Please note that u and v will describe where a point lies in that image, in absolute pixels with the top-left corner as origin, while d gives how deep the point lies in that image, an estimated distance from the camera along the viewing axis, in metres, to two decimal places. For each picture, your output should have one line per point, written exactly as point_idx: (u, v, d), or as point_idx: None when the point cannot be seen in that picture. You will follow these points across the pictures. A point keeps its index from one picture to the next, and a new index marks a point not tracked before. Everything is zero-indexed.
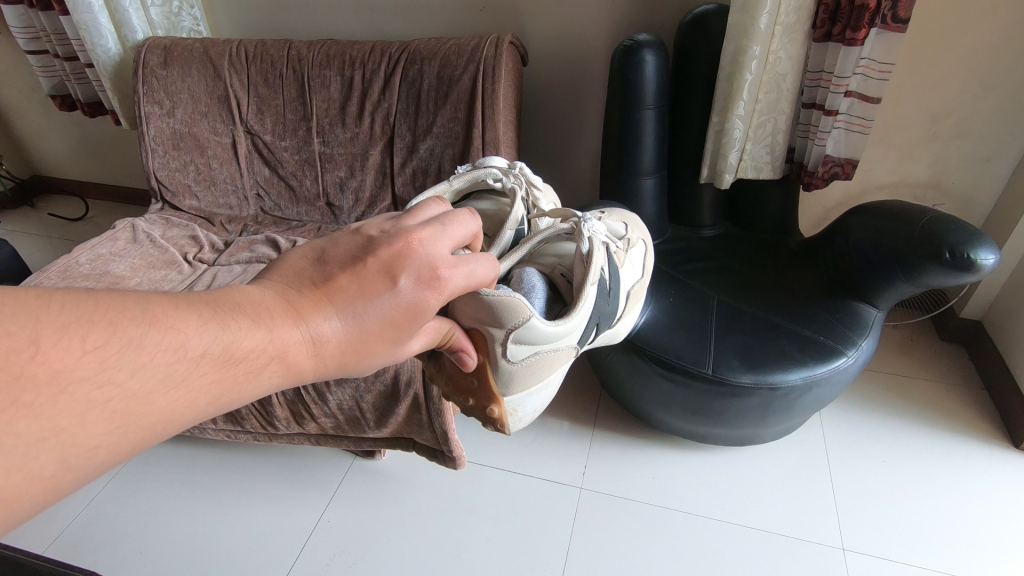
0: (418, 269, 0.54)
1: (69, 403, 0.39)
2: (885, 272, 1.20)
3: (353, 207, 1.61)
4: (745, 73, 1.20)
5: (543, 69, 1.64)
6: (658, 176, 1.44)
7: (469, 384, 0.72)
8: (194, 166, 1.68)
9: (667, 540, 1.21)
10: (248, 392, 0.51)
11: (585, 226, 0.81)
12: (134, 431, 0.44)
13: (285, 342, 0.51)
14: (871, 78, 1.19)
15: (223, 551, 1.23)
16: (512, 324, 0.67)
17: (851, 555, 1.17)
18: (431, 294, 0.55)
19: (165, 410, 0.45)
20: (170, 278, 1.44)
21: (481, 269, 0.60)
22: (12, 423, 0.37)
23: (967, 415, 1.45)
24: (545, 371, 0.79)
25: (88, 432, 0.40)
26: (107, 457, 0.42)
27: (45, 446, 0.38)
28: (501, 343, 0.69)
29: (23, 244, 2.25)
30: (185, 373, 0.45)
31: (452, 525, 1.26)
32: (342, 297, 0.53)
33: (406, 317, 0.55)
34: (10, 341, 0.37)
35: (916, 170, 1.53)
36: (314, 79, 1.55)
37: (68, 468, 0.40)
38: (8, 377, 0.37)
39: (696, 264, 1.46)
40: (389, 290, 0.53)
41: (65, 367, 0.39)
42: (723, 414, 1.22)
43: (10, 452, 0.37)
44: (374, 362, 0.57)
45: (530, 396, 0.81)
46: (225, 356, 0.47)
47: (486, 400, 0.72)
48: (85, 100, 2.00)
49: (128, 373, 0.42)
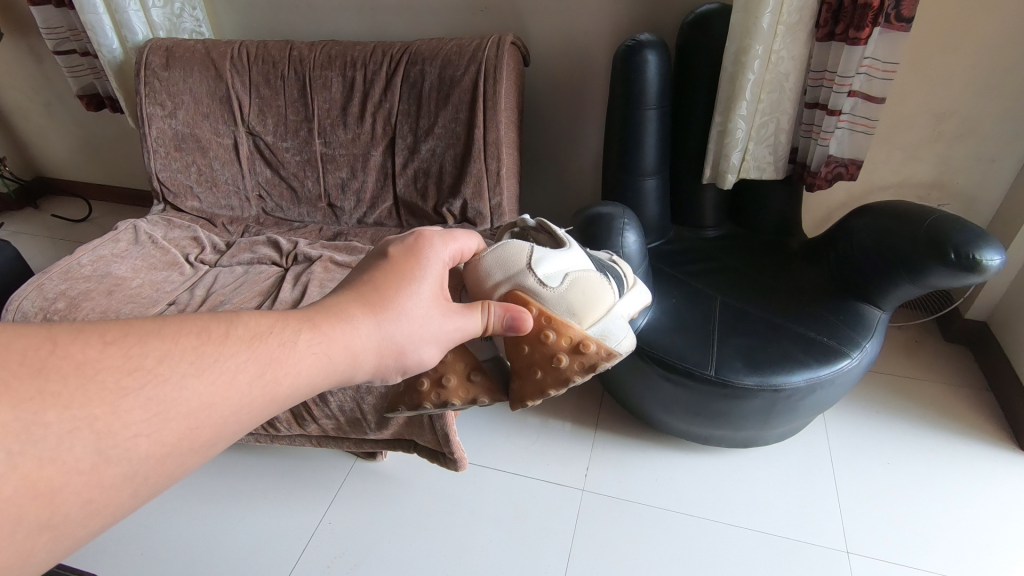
0: (401, 238, 0.61)
1: (102, 392, 0.36)
2: (890, 273, 1.19)
3: (355, 207, 1.61)
4: (745, 74, 1.20)
5: (547, 69, 1.64)
6: (660, 176, 1.43)
7: (546, 344, 0.69)
8: (197, 167, 1.68)
9: (669, 542, 1.20)
10: (295, 370, 0.47)
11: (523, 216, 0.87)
12: (175, 420, 0.39)
13: (310, 315, 0.50)
14: (875, 78, 1.18)
15: (226, 554, 1.23)
16: (522, 255, 0.73)
17: (855, 557, 1.16)
18: (423, 250, 0.60)
19: (204, 396, 0.40)
20: (172, 279, 1.44)
21: (464, 241, 0.67)
22: (40, 413, 0.33)
23: (972, 416, 1.44)
24: (608, 291, 0.77)
25: (124, 420, 0.36)
26: (151, 450, 0.38)
27: (78, 436, 0.34)
28: (531, 275, 0.73)
29: (27, 245, 2.26)
30: (215, 354, 0.42)
31: (456, 527, 1.25)
32: (356, 280, 0.56)
33: (420, 275, 0.58)
34: (27, 341, 0.35)
35: (920, 170, 1.52)
36: (316, 80, 1.54)
37: (107, 462, 0.36)
38: (29, 370, 0.34)
39: (698, 265, 1.46)
40: (386, 261, 0.58)
41: (91, 359, 0.36)
42: (728, 415, 1.21)
43: (40, 445, 0.33)
44: (417, 330, 0.56)
45: (611, 320, 0.78)
46: (253, 337, 0.45)
47: (569, 339, 0.69)
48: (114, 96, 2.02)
49: (157, 359, 0.39)
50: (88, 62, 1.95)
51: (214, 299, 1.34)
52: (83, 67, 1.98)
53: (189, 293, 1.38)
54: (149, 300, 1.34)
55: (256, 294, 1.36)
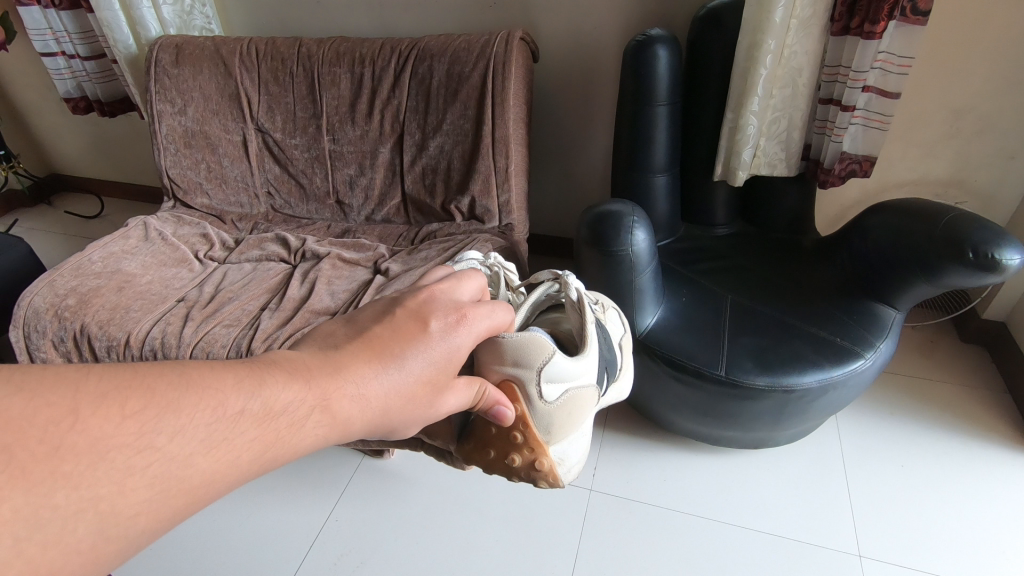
0: (443, 309, 0.56)
1: (112, 472, 0.35)
2: (905, 273, 1.17)
3: (363, 204, 1.61)
4: (758, 68, 1.18)
5: (557, 66, 1.62)
6: (670, 173, 1.41)
7: (511, 441, 0.66)
8: (206, 164, 1.68)
9: (677, 543, 1.19)
10: (294, 448, 0.45)
11: (569, 280, 0.78)
12: (176, 497, 0.38)
13: (326, 389, 0.47)
14: (889, 72, 1.16)
15: (234, 551, 1.23)
16: (538, 360, 0.66)
17: (868, 561, 1.14)
18: (460, 332, 0.55)
19: (209, 472, 0.39)
20: (180, 276, 1.44)
21: (499, 316, 0.61)
22: (49, 496, 0.32)
23: (990, 419, 1.41)
24: (586, 413, 0.75)
25: (129, 500, 0.35)
26: (148, 527, 0.37)
27: (82, 518, 0.33)
28: (535, 381, 0.67)
29: (40, 240, 2.28)
30: (225, 431, 0.40)
31: (463, 528, 1.25)
32: (381, 344, 0.52)
33: (444, 359, 0.54)
34: (49, 413, 0.33)
35: (937, 167, 1.49)
36: (324, 77, 1.54)
37: (107, 539, 0.35)
38: (45, 449, 0.33)
39: (709, 264, 1.44)
40: (420, 333, 0.53)
41: (106, 435, 0.35)
42: (739, 416, 1.19)
43: (47, 527, 0.32)
44: (416, 416, 0.53)
45: (573, 442, 0.76)
46: (266, 414, 0.43)
47: (534, 449, 0.66)
48: (106, 100, 2.02)
49: (168, 437, 0.37)
50: (76, 65, 1.95)
51: (222, 297, 1.35)
52: (71, 68, 1.98)
53: (198, 290, 1.38)
54: (158, 297, 1.35)
55: (264, 291, 1.38)
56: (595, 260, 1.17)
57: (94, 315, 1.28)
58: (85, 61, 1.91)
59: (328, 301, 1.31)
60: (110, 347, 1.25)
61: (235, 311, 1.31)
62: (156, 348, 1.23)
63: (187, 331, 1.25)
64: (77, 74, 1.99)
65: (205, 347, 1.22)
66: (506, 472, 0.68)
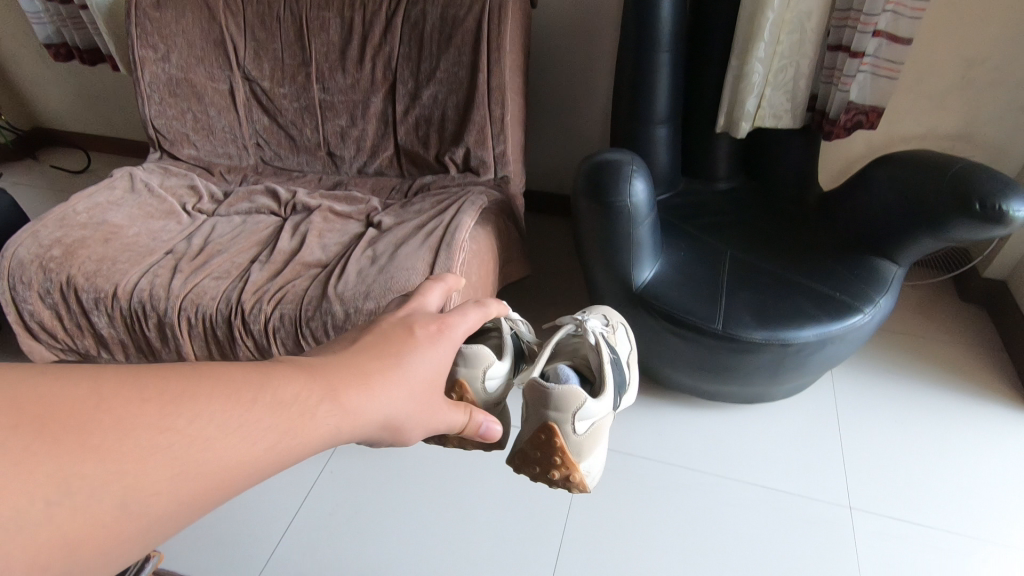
0: (424, 317, 0.56)
1: (136, 449, 0.33)
2: (908, 227, 1.15)
3: (355, 156, 1.57)
4: (766, 12, 1.12)
5: (556, 12, 1.55)
6: (672, 124, 1.37)
7: (550, 460, 0.67)
8: (193, 114, 1.63)
9: (671, 495, 1.20)
10: (311, 441, 0.42)
11: (589, 328, 0.76)
12: (197, 481, 0.35)
13: (332, 384, 0.45)
14: (902, 16, 1.12)
15: (229, 502, 1.24)
16: (574, 407, 0.66)
17: (858, 513, 1.16)
18: (443, 340, 0.55)
19: (227, 459, 0.37)
20: (169, 227, 1.42)
21: (474, 316, 0.61)
22: (76, 464, 0.30)
23: (984, 376, 1.41)
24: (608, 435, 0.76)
25: (148, 479, 0.33)
26: (172, 508, 0.35)
27: (106, 489, 0.31)
28: (569, 421, 0.67)
29: (27, 195, 2.24)
30: (241, 420, 0.38)
31: (457, 480, 1.25)
32: (377, 345, 0.51)
33: (432, 358, 0.54)
34: (71, 390, 0.33)
35: (946, 120, 1.45)
36: (313, 21, 1.47)
37: (134, 515, 0.33)
38: (71, 421, 0.32)
39: (709, 218, 1.41)
40: (405, 335, 0.53)
41: (132, 414, 0.34)
42: (734, 370, 1.19)
43: (75, 493, 0.30)
44: (417, 417, 0.52)
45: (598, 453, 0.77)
46: (278, 404, 0.41)
47: (568, 466, 0.68)
48: (83, 48, 1.95)
49: (188, 419, 0.36)
50: (53, 8, 1.86)
51: (211, 249, 1.32)
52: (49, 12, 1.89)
53: (187, 243, 1.36)
54: (145, 249, 1.33)
55: (254, 244, 1.35)
56: (592, 211, 1.14)
57: (80, 266, 1.26)
58: (60, 4, 1.82)
59: (319, 253, 1.28)
60: (97, 299, 1.24)
61: (225, 263, 1.28)
62: (145, 299, 1.22)
63: (175, 283, 1.23)
64: (54, 19, 1.90)
65: (195, 299, 1.21)
66: (544, 477, 0.71)
